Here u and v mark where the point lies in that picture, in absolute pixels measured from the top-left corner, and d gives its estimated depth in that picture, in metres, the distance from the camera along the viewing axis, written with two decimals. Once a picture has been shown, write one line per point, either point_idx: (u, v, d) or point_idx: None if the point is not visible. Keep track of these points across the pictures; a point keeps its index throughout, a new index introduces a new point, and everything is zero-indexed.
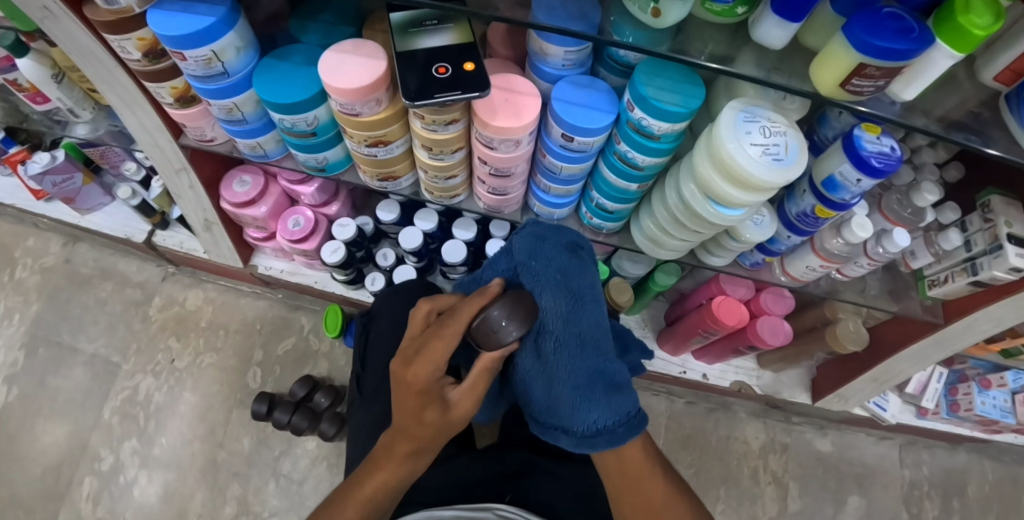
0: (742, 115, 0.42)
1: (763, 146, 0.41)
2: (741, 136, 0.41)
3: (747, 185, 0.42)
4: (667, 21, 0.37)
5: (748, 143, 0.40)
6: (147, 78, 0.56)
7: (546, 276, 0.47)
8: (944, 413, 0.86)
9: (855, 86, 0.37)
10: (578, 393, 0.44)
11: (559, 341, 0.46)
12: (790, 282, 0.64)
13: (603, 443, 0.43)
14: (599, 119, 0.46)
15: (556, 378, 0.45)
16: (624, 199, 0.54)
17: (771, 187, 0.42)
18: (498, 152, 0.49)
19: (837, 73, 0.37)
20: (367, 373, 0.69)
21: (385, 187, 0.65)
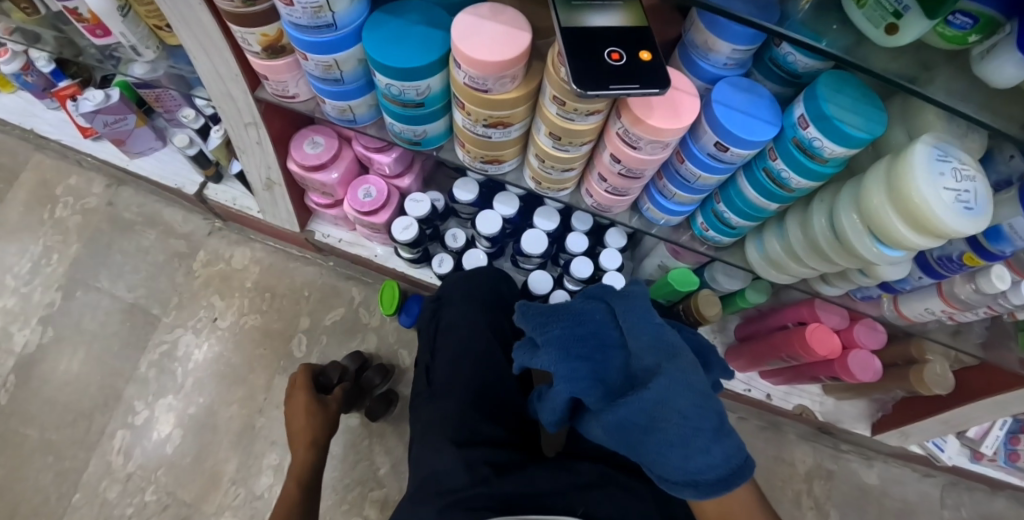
0: (935, 152, 0.38)
1: (955, 191, 0.37)
2: (935, 178, 0.37)
3: (927, 230, 0.38)
4: (900, 40, 0.32)
5: (941, 186, 0.36)
6: (236, 22, 0.50)
7: (643, 330, 0.50)
8: (1000, 460, 0.85)
9: None
10: (713, 440, 0.45)
11: (680, 397, 0.46)
12: (895, 318, 0.62)
13: (738, 482, 0.45)
14: (762, 131, 0.42)
15: (685, 434, 0.45)
16: (755, 217, 0.50)
17: (952, 236, 0.38)
18: (639, 152, 0.45)
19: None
20: (436, 367, 0.68)
21: (484, 169, 0.60)
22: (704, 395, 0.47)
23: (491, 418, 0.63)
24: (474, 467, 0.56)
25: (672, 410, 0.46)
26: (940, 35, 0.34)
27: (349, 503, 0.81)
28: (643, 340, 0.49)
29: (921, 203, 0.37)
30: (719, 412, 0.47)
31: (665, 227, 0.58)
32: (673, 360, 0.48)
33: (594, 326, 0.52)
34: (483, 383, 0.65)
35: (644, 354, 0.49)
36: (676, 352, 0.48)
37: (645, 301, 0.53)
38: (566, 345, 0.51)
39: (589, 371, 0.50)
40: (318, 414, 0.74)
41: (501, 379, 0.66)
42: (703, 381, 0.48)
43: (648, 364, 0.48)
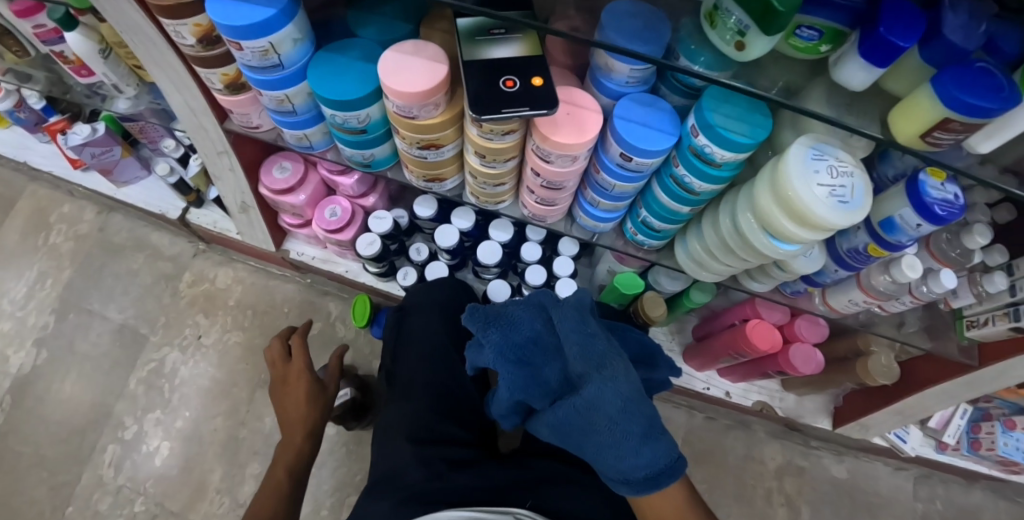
0: (811, 151, 0.41)
1: (830, 186, 0.40)
2: (810, 175, 0.40)
3: (808, 223, 0.41)
4: (751, 53, 0.36)
5: (815, 183, 0.40)
6: (199, 63, 0.56)
7: (575, 338, 0.52)
8: (964, 450, 0.86)
9: (935, 139, 0.37)
10: (641, 442, 0.49)
11: (608, 402, 0.50)
12: (827, 312, 0.63)
13: (667, 480, 0.49)
14: (660, 141, 0.46)
15: (616, 438, 0.49)
16: (673, 220, 0.54)
17: (832, 227, 0.41)
18: (552, 166, 0.49)
19: (918, 124, 0.36)
20: (398, 370, 0.72)
21: (430, 187, 0.65)
22: (633, 401, 0.51)
23: (452, 419, 0.66)
24: (429, 462, 0.59)
25: (603, 415, 0.50)
26: (793, 46, 0.38)
27: (329, 509, 0.85)
28: (576, 350, 0.52)
29: (798, 199, 0.40)
30: (649, 416, 0.51)
31: (599, 234, 0.62)
32: (601, 369, 0.51)
33: (530, 331, 0.54)
34: (443, 385, 0.69)
35: (577, 363, 0.51)
36: (605, 362, 0.51)
37: (582, 310, 0.54)
38: (503, 352, 0.52)
39: (528, 375, 0.52)
40: (302, 414, 0.73)
41: (459, 382, 0.70)
42: (632, 386, 0.51)
43: (581, 371, 0.51)
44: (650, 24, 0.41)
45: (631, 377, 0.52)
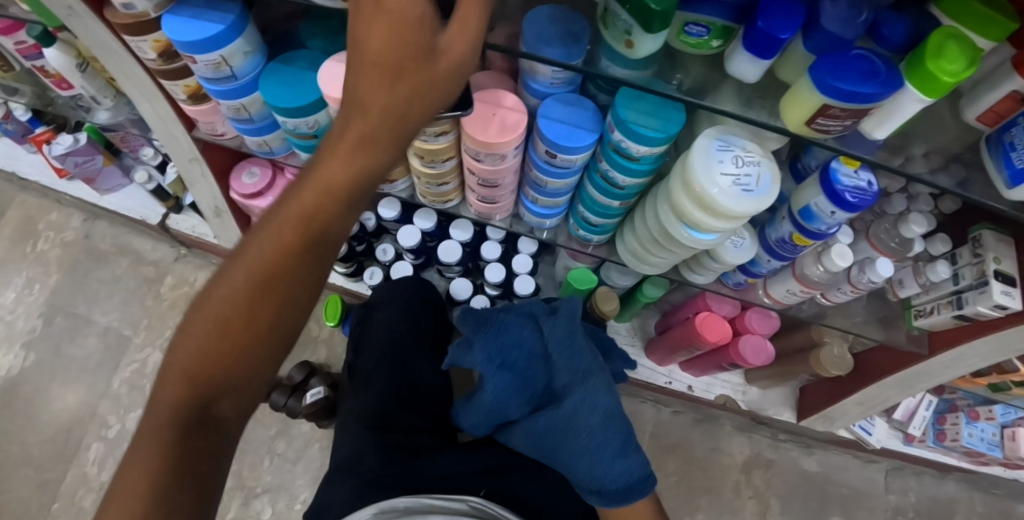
0: (716, 143, 0.43)
1: (734, 176, 0.42)
2: (713, 165, 0.42)
3: (717, 212, 0.43)
4: (640, 51, 0.39)
5: (718, 173, 0.41)
6: (162, 76, 0.60)
7: (563, 348, 0.54)
8: (930, 440, 0.86)
9: (821, 125, 0.38)
10: (617, 455, 0.52)
11: (588, 413, 0.52)
12: (773, 303, 0.64)
13: (636, 495, 0.51)
14: (581, 138, 0.48)
15: (593, 448, 0.52)
16: (607, 214, 0.56)
17: (740, 215, 0.43)
18: (483, 164, 0.52)
19: (804, 111, 0.38)
20: (359, 365, 0.74)
21: (383, 189, 0.67)
22: (612, 416, 0.53)
23: (410, 410, 0.69)
24: (386, 450, 0.62)
25: (581, 425, 0.52)
26: (685, 42, 0.40)
27: (303, 503, 0.87)
28: (563, 361, 0.53)
29: (703, 188, 0.42)
30: (625, 433, 0.54)
31: (548, 229, 0.64)
32: (585, 382, 0.53)
33: (517, 338, 0.55)
34: (403, 377, 0.71)
35: (563, 373, 0.53)
36: (590, 375, 0.54)
37: (575, 322, 0.55)
38: (491, 353, 0.54)
39: (512, 379, 0.53)
40: (371, 89, 0.30)
41: (418, 376, 0.73)
42: (613, 403, 0.54)
43: (565, 382, 0.53)
44: (570, 24, 0.43)
45: (611, 393, 0.55)
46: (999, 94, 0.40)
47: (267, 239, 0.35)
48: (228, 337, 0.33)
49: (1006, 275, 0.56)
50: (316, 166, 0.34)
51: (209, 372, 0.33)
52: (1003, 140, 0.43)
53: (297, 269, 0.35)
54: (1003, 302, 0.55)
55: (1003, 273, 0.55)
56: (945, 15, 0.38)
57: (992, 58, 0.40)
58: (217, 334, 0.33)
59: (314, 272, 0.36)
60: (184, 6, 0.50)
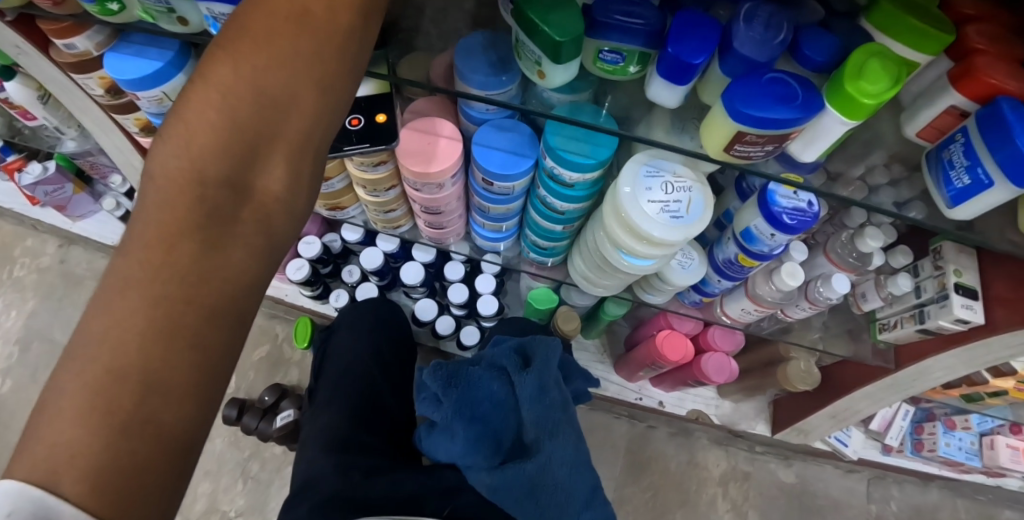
0: (644, 168, 0.41)
1: (662, 203, 0.41)
2: (640, 192, 0.41)
3: (648, 239, 0.42)
4: (554, 81, 0.38)
5: (645, 200, 0.41)
6: (113, 110, 0.60)
7: (534, 403, 0.53)
8: (908, 450, 0.85)
9: (740, 151, 0.37)
10: (585, 507, 0.53)
11: (557, 468, 0.53)
12: (733, 322, 0.62)
13: None
14: (517, 165, 0.47)
15: (563, 502, 0.53)
16: (551, 237, 0.55)
17: (671, 241, 0.42)
18: (422, 194, 0.52)
19: (722, 138, 0.37)
20: (320, 387, 0.74)
21: (336, 215, 0.67)
22: (580, 469, 0.54)
23: (370, 431, 0.68)
24: (346, 471, 0.61)
25: (549, 480, 0.52)
26: (602, 69, 0.39)
27: None
28: (534, 415, 0.53)
29: (632, 216, 0.41)
30: (591, 485, 0.55)
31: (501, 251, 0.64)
32: (553, 434, 0.53)
33: (488, 391, 0.54)
34: (365, 401, 0.70)
35: (531, 428, 0.53)
36: (557, 430, 0.54)
37: (546, 377, 0.55)
38: (461, 408, 0.53)
39: (482, 430, 0.52)
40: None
41: (382, 399, 0.72)
42: (580, 455, 0.55)
43: (533, 436, 0.53)
44: (500, 49, 0.42)
45: (579, 444, 0.56)
46: (938, 110, 0.37)
47: (265, 14, 0.28)
48: (236, 141, 0.26)
49: (966, 288, 0.55)
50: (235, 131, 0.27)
51: (203, 225, 0.25)
52: (941, 157, 0.40)
53: (323, 79, 0.29)
54: (964, 316, 0.54)
55: (963, 287, 0.55)
56: (878, 29, 0.36)
57: (931, 72, 0.38)
58: (222, 139, 0.26)
59: (332, 119, 0.30)
60: (128, 41, 0.50)
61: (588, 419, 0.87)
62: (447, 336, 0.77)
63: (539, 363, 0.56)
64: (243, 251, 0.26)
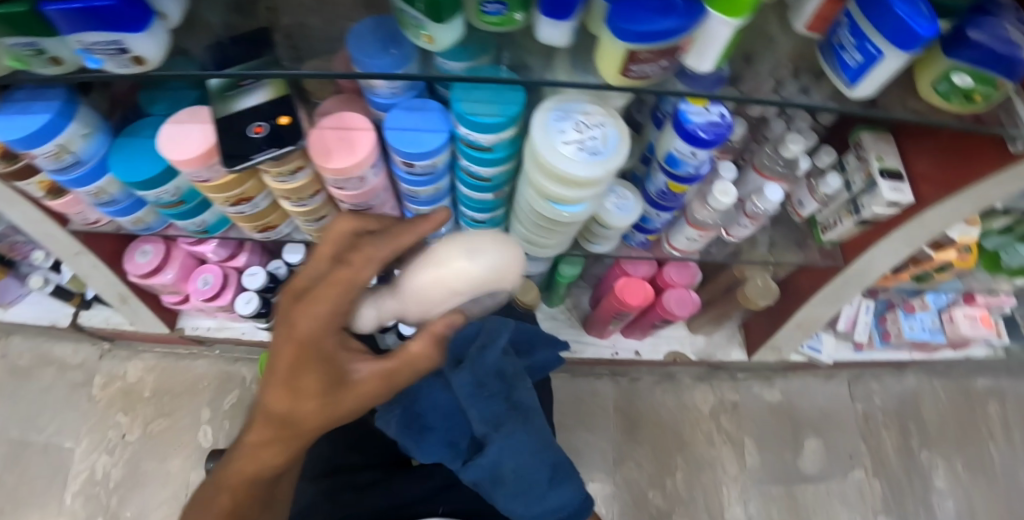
0: (553, 114, 0.40)
1: (577, 142, 0.39)
2: (554, 136, 0.39)
3: (572, 182, 0.41)
4: (442, 44, 0.37)
5: (560, 143, 0.39)
6: (12, 178, 0.55)
7: (475, 400, 0.53)
8: (877, 343, 0.88)
9: (635, 72, 0.36)
10: (549, 486, 0.54)
11: (513, 456, 0.52)
12: (679, 253, 0.63)
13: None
14: (432, 142, 0.46)
15: (525, 489, 0.52)
16: (485, 208, 0.55)
17: (594, 180, 0.41)
18: (346, 191, 0.50)
19: (615, 62, 0.36)
20: None
21: (268, 236, 0.65)
22: (538, 450, 0.54)
23: (350, 445, 0.64)
24: (335, 496, 0.58)
25: (507, 470, 0.51)
26: (487, 22, 0.37)
27: None
28: (478, 411, 0.53)
29: (550, 162, 0.39)
30: (553, 462, 0.55)
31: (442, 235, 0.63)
32: (500, 427, 0.53)
33: (430, 402, 0.55)
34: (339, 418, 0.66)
35: (479, 424, 0.52)
36: (504, 420, 0.53)
37: (480, 373, 0.55)
38: (407, 424, 0.54)
39: (435, 440, 0.53)
40: (295, 331, 0.35)
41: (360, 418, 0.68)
42: (534, 437, 0.55)
43: (483, 431, 0.52)
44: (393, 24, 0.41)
45: (536, 431, 0.55)
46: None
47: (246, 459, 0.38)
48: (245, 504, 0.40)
49: (890, 171, 0.57)
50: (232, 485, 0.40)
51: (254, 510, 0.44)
52: (832, 44, 0.41)
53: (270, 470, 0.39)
54: (894, 198, 0.56)
55: (888, 171, 0.57)
56: None
57: None
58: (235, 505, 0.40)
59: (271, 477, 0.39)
60: (7, 103, 0.47)
61: (572, 386, 0.88)
62: None
63: (475, 363, 0.55)
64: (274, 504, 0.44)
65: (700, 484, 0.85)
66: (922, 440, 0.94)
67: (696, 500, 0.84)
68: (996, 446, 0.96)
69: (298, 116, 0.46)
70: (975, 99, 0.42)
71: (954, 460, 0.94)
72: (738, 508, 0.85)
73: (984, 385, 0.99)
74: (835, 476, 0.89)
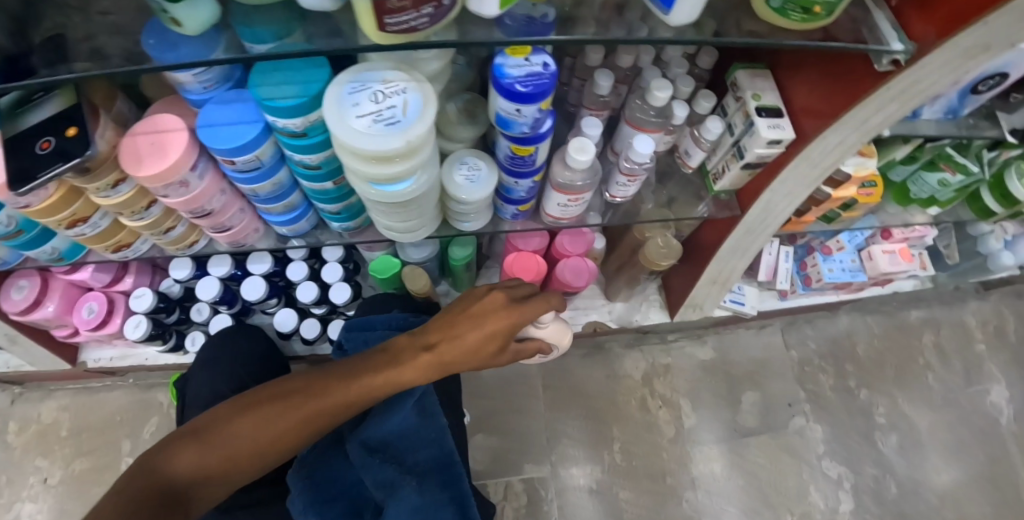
0: (348, 87, 0.38)
1: (373, 113, 0.37)
2: (347, 111, 0.37)
3: (377, 158, 0.39)
4: (191, 28, 0.35)
5: (353, 117, 0.37)
6: None
7: (368, 468, 0.52)
8: (800, 289, 0.88)
9: (394, 24, 0.31)
10: None
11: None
12: (555, 221, 0.60)
13: None
14: (247, 133, 0.43)
15: None
16: (331, 199, 0.52)
17: (399, 152, 0.38)
18: (171, 199, 0.47)
19: (368, 17, 0.31)
20: None
21: (126, 255, 0.61)
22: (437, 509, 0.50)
23: None
24: None
25: None
26: None
27: None
28: (372, 478, 0.51)
29: (344, 138, 0.37)
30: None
31: (308, 230, 0.61)
32: (392, 491, 0.51)
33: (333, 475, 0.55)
34: None
35: (376, 491, 0.51)
36: (398, 483, 0.51)
37: (370, 437, 0.54)
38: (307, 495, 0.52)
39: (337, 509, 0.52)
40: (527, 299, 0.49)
41: None
42: (436, 496, 0.51)
43: (380, 498, 0.51)
44: None
45: (439, 487, 0.53)
46: None
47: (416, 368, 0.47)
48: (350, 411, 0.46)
49: (767, 108, 0.55)
50: (356, 382, 0.46)
51: (313, 427, 0.45)
52: None
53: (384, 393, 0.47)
54: (772, 136, 0.54)
55: (764, 108, 0.55)
56: None
57: None
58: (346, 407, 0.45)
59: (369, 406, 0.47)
60: None
61: (499, 370, 0.86)
62: (317, 339, 0.73)
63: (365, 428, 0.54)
64: (312, 430, 0.45)
65: (639, 452, 0.84)
66: (860, 378, 0.94)
67: (637, 468, 0.83)
68: (935, 375, 0.96)
69: (93, 128, 0.43)
70: (815, 12, 0.41)
71: (894, 395, 0.94)
72: (681, 471, 0.84)
73: (917, 317, 0.99)
74: (776, 426, 0.89)
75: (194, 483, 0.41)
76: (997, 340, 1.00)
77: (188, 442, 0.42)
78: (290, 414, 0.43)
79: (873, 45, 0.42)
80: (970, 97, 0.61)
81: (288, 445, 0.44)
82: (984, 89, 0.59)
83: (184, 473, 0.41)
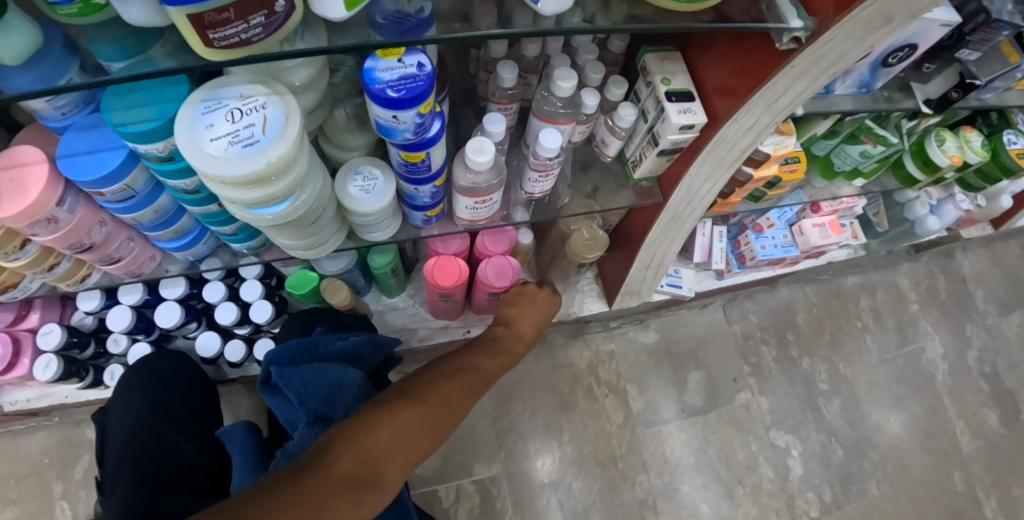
0: (200, 106, 0.35)
1: (229, 134, 0.35)
2: (200, 133, 0.35)
3: (244, 183, 0.36)
4: (13, 56, 0.32)
5: (207, 140, 0.35)
6: None
7: None
8: (736, 267, 0.89)
9: (222, 38, 0.29)
10: None
11: None
12: (470, 224, 0.59)
13: None
14: (111, 161, 0.40)
15: None
16: (224, 221, 0.50)
17: (264, 175, 0.36)
18: (41, 237, 0.44)
19: (192, 34, 0.28)
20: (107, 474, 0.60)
21: (14, 295, 0.57)
22: None
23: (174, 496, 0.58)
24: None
25: None
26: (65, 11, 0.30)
27: None
28: None
29: (199, 163, 0.35)
30: None
31: (207, 253, 0.59)
32: None
33: None
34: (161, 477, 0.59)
35: None
36: None
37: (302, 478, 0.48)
38: None
39: None
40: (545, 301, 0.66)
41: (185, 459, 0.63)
42: None
43: None
44: None
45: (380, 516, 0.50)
46: None
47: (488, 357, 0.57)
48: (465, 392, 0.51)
49: (677, 93, 0.54)
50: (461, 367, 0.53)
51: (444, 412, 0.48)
52: None
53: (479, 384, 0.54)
54: (683, 121, 0.53)
55: (674, 93, 0.53)
56: None
57: None
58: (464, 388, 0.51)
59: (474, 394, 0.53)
60: None
61: None
62: (243, 361, 0.72)
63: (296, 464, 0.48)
64: (445, 419, 0.47)
65: (589, 441, 0.84)
66: (801, 348, 0.96)
67: (588, 456, 0.83)
68: (873, 337, 0.99)
69: None
70: None
71: (834, 361, 0.96)
72: (632, 455, 0.84)
73: (852, 283, 1.02)
74: (722, 402, 0.90)
75: (367, 465, 0.39)
76: (929, 298, 1.04)
77: (356, 434, 0.40)
78: (431, 395, 0.47)
79: (772, 23, 0.41)
80: (883, 71, 0.57)
81: (433, 431, 0.45)
82: (895, 61, 0.55)
83: (365, 459, 0.39)
